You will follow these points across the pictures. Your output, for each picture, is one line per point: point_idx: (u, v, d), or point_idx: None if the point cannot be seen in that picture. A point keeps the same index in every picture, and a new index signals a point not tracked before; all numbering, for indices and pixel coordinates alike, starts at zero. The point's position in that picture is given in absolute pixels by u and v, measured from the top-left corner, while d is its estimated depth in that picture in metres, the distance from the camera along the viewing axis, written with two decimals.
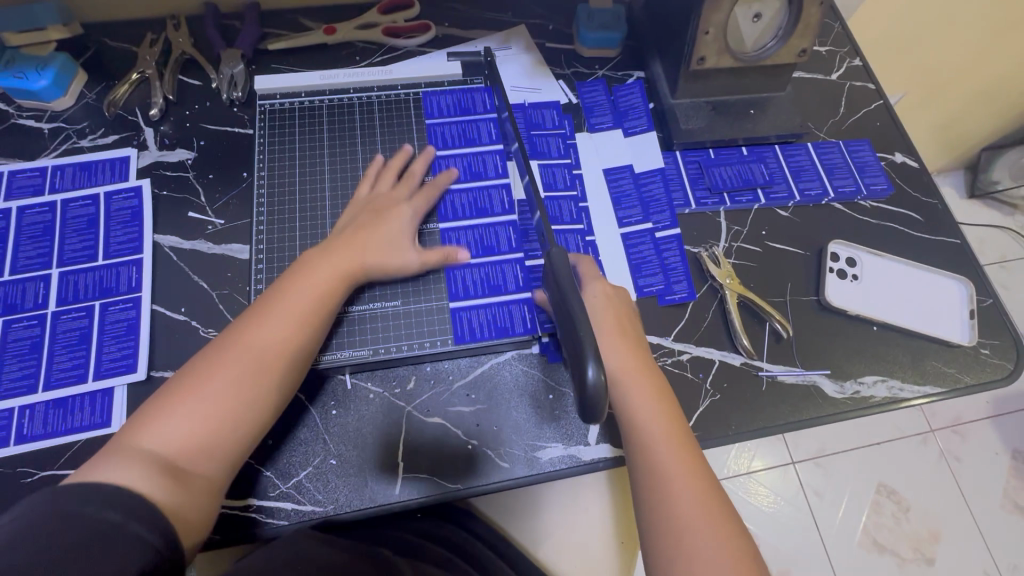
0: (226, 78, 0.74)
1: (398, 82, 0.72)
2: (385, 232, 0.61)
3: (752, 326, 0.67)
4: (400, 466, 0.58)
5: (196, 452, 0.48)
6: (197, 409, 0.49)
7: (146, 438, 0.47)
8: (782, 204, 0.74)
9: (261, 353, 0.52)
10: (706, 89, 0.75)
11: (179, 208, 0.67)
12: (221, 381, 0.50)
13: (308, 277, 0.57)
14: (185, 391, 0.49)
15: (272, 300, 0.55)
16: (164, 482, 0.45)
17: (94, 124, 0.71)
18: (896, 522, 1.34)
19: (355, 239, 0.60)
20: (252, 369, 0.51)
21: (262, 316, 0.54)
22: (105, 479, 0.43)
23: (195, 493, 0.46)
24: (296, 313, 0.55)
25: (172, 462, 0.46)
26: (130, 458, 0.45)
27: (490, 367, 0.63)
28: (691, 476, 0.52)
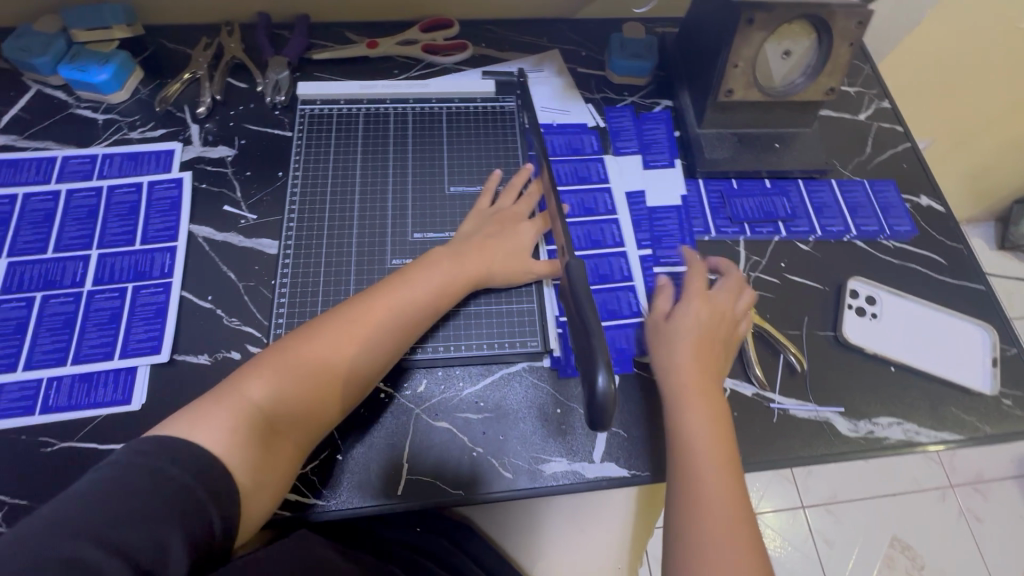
0: (271, 82, 0.78)
1: (433, 96, 0.74)
2: (494, 258, 0.63)
3: (766, 356, 0.66)
4: (405, 467, 0.59)
5: (282, 426, 0.50)
6: (296, 388, 0.51)
7: (241, 394, 0.49)
8: (803, 238, 0.74)
9: (362, 353, 0.54)
10: (732, 121, 0.76)
11: (215, 201, 0.70)
12: (317, 368, 0.52)
13: (415, 286, 0.58)
14: (289, 363, 0.52)
15: (378, 298, 0.57)
16: (249, 450, 0.46)
17: (145, 118, 0.75)
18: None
19: (486, 248, 0.63)
20: (349, 363, 0.53)
21: (358, 317, 0.55)
22: (199, 427, 0.45)
23: (268, 470, 0.48)
24: (402, 321, 0.56)
25: (263, 429, 0.48)
26: (229, 411, 0.47)
27: (501, 377, 0.63)
28: (727, 491, 0.52)
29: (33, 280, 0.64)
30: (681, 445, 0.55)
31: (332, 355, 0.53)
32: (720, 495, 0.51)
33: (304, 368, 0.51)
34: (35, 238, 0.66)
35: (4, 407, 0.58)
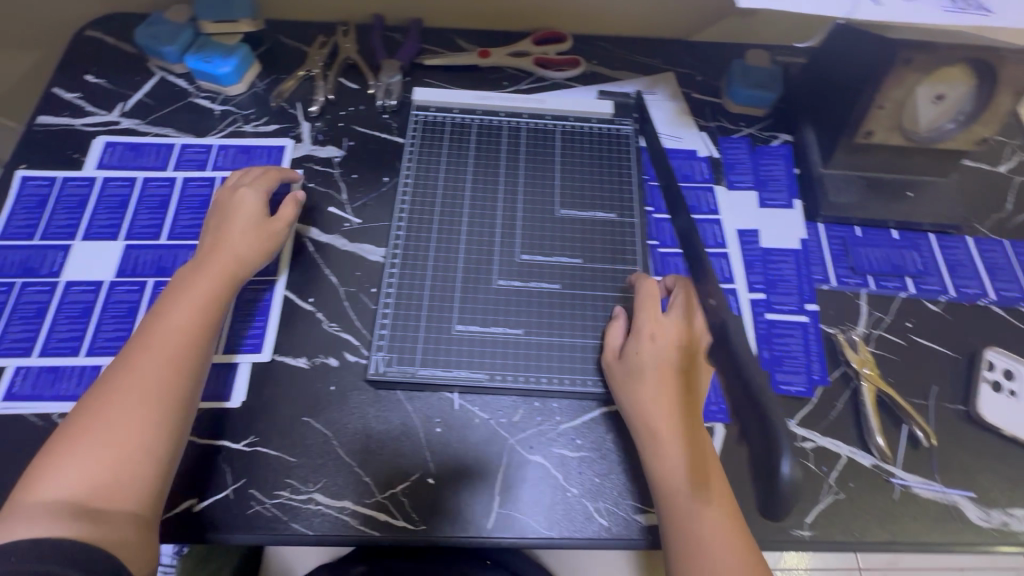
0: (383, 85, 0.77)
1: (548, 112, 0.72)
2: (238, 246, 0.61)
3: (887, 425, 0.61)
4: (495, 500, 0.56)
5: (107, 490, 0.47)
6: (96, 450, 0.48)
7: (33, 502, 0.46)
8: (933, 297, 0.68)
9: (123, 380, 0.52)
10: (862, 163, 0.71)
11: (322, 201, 0.70)
12: (106, 407, 0.50)
13: (175, 302, 0.56)
14: (79, 421, 0.50)
15: (139, 341, 0.54)
16: (74, 526, 0.45)
17: (259, 112, 0.76)
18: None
19: (218, 253, 0.60)
20: (126, 396, 0.51)
21: (131, 357, 0.53)
22: (35, 527, 0.44)
23: (124, 528, 0.47)
24: (152, 337, 0.54)
25: (81, 502, 0.46)
26: (31, 511, 0.45)
27: (603, 415, 0.59)
28: (726, 525, 0.50)
29: (145, 265, 0.64)
30: (667, 488, 0.52)
31: (96, 427, 0.50)
32: (716, 530, 0.49)
33: (91, 432, 0.49)
34: (149, 224, 0.67)
35: None
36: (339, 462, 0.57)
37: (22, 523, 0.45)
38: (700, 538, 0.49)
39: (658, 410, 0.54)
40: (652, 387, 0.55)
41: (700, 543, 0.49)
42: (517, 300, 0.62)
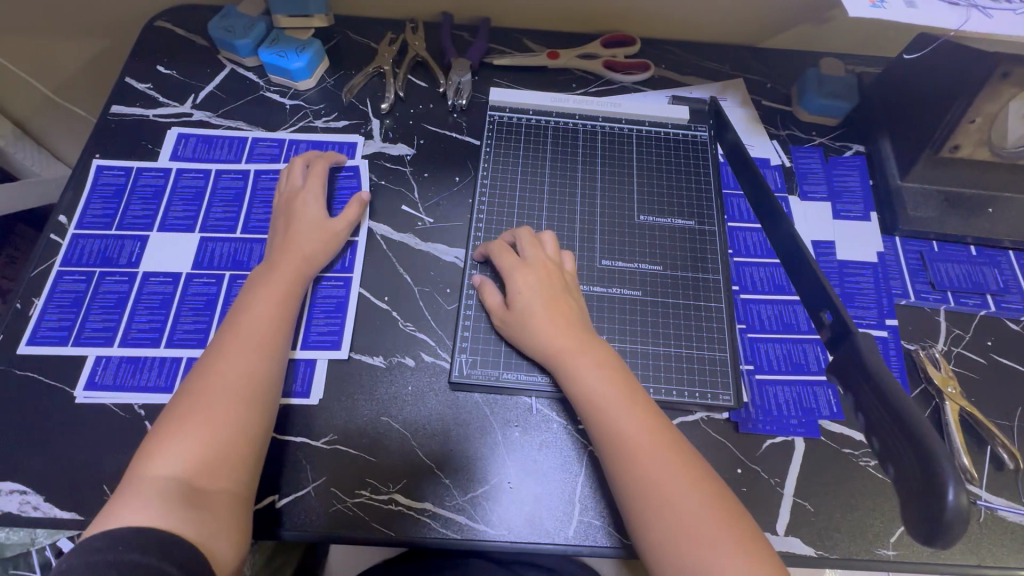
0: (453, 84, 0.76)
1: (623, 116, 0.71)
2: (304, 245, 0.61)
3: (971, 446, 0.60)
4: (575, 508, 0.55)
5: (207, 474, 0.47)
6: (196, 436, 0.48)
7: (140, 480, 0.46)
8: (1014, 316, 0.67)
9: (219, 371, 0.52)
10: (942, 178, 0.70)
11: (394, 199, 0.70)
12: (202, 398, 0.50)
13: (261, 293, 0.57)
14: (178, 406, 0.50)
15: (229, 329, 0.55)
16: (178, 513, 0.45)
17: (329, 108, 0.76)
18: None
19: (290, 250, 0.60)
20: (220, 387, 0.51)
21: (223, 341, 0.54)
22: (139, 514, 0.44)
23: (222, 517, 0.46)
24: (245, 328, 0.54)
25: (185, 487, 0.46)
26: (142, 491, 0.45)
27: (683, 425, 0.59)
28: (684, 475, 0.48)
29: (221, 258, 0.64)
30: (607, 435, 0.50)
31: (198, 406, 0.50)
32: (675, 480, 0.48)
33: (191, 413, 0.49)
34: (223, 216, 0.67)
35: None
36: (418, 463, 0.56)
37: (130, 506, 0.44)
38: (638, 483, 0.48)
39: (550, 337, 0.55)
40: (569, 331, 0.55)
41: (654, 490, 0.47)
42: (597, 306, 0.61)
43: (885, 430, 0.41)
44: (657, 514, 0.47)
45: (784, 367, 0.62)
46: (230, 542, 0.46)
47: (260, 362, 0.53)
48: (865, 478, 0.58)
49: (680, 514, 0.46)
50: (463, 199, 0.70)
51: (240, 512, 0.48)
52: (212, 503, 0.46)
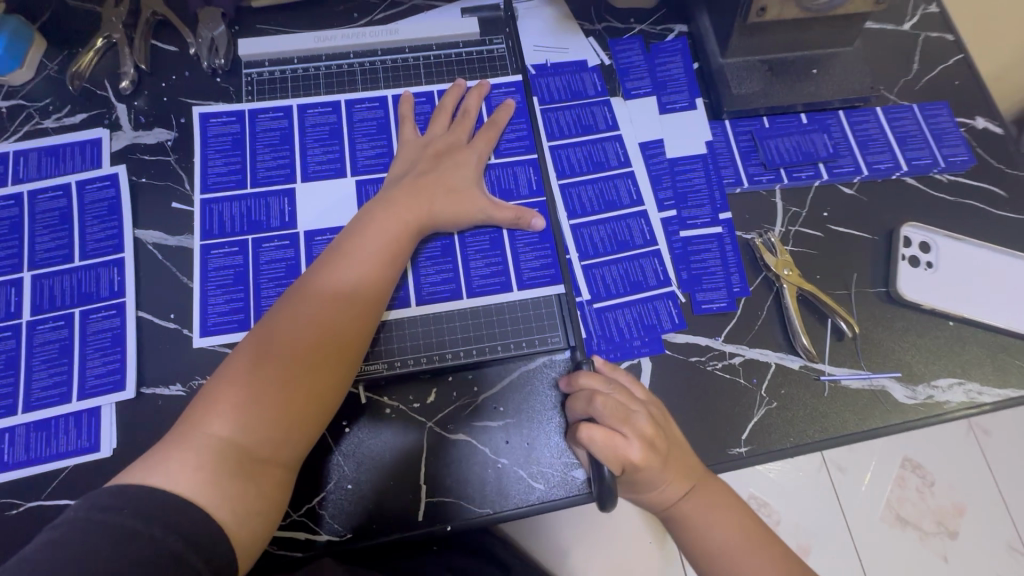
0: (205, 43, 0.63)
1: (405, 44, 0.65)
2: (448, 178, 0.57)
3: (812, 324, 0.59)
4: (423, 492, 0.52)
5: (266, 440, 0.42)
6: (258, 396, 0.43)
7: (242, 457, 0.41)
8: (847, 180, 0.64)
9: (292, 345, 0.45)
10: (761, 45, 0.64)
11: (161, 197, 0.59)
12: (262, 361, 0.44)
13: (366, 240, 0.51)
14: (232, 370, 0.44)
15: (338, 265, 0.49)
16: (226, 485, 0.39)
17: (58, 102, 0.62)
18: (921, 498, 1.04)
19: (421, 189, 0.55)
20: (303, 349, 0.45)
21: (367, 234, 0.51)
22: (178, 478, 0.38)
23: (263, 493, 0.41)
24: (355, 286, 0.49)
25: (241, 453, 0.41)
26: (194, 450, 0.40)
27: (522, 376, 0.56)
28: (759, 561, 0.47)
29: None
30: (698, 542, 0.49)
31: (342, 348, 0.47)
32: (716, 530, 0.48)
33: (306, 371, 0.44)
34: None
35: None
36: None
37: (171, 468, 0.39)
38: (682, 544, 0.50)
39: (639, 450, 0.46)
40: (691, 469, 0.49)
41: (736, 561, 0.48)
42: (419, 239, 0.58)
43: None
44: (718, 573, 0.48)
45: (621, 290, 0.59)
46: (259, 521, 0.41)
47: (363, 324, 0.48)
48: (715, 382, 0.57)
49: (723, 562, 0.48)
50: (239, 170, 0.59)
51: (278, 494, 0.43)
52: (265, 477, 0.42)
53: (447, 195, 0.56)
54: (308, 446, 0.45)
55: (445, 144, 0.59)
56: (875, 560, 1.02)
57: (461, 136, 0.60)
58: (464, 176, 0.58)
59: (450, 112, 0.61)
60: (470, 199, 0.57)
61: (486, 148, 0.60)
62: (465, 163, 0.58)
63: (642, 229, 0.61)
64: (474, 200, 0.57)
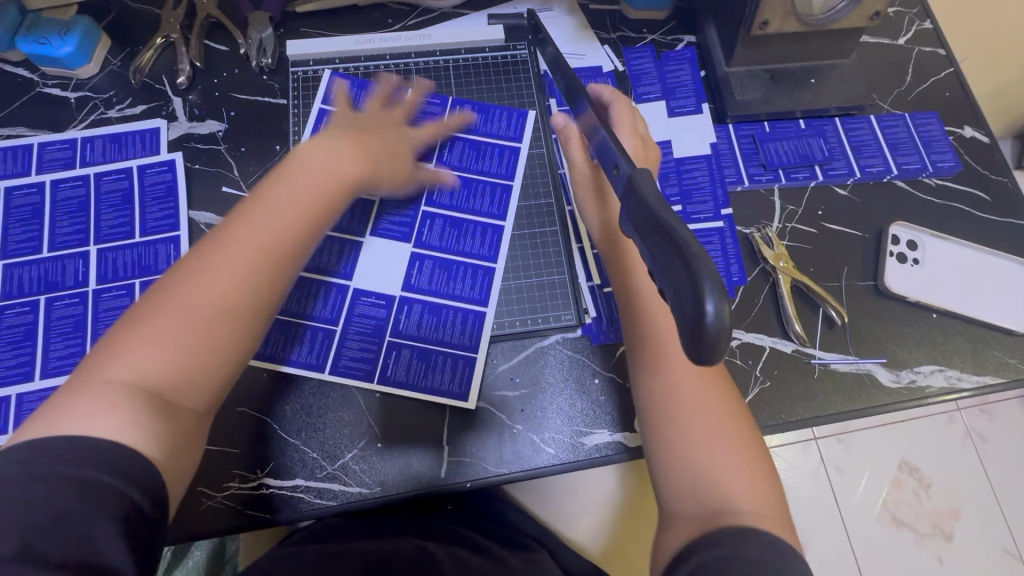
0: (254, 43, 0.69)
1: (437, 47, 0.71)
2: (387, 146, 0.59)
3: (805, 312, 0.64)
4: (444, 452, 0.58)
5: (175, 380, 0.43)
6: (171, 335, 0.43)
7: (151, 398, 0.41)
8: (841, 182, 0.70)
9: (201, 284, 0.45)
10: (763, 56, 0.69)
11: (213, 182, 0.65)
12: (166, 305, 0.44)
13: (287, 185, 0.51)
14: (140, 314, 0.44)
15: (253, 209, 0.49)
16: (140, 426, 0.40)
17: (121, 93, 0.68)
18: (917, 499, 1.08)
19: (365, 150, 0.57)
20: (213, 289, 0.45)
21: (283, 181, 0.51)
22: (87, 420, 0.38)
23: (178, 430, 0.42)
24: (271, 230, 0.48)
25: (150, 394, 0.41)
26: (98, 393, 0.40)
27: (537, 352, 0.61)
28: (712, 409, 0.48)
29: (33, 283, 0.60)
30: (649, 367, 0.51)
31: (259, 287, 0.47)
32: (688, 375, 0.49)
33: (214, 310, 0.44)
34: (41, 232, 0.62)
35: (26, 420, 0.56)
36: (278, 440, 0.57)
37: (79, 411, 0.39)
38: (663, 379, 0.50)
39: None
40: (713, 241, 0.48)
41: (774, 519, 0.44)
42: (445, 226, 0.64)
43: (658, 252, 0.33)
44: (659, 401, 0.49)
45: None
46: (182, 456, 0.42)
47: (280, 267, 0.48)
48: None
49: (677, 399, 0.48)
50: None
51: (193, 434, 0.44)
52: (180, 417, 0.43)
53: (377, 160, 0.58)
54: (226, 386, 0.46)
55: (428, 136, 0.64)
56: (868, 553, 1.06)
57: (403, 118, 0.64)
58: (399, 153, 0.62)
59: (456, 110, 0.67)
60: None
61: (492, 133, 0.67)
62: (404, 141, 0.63)
63: None
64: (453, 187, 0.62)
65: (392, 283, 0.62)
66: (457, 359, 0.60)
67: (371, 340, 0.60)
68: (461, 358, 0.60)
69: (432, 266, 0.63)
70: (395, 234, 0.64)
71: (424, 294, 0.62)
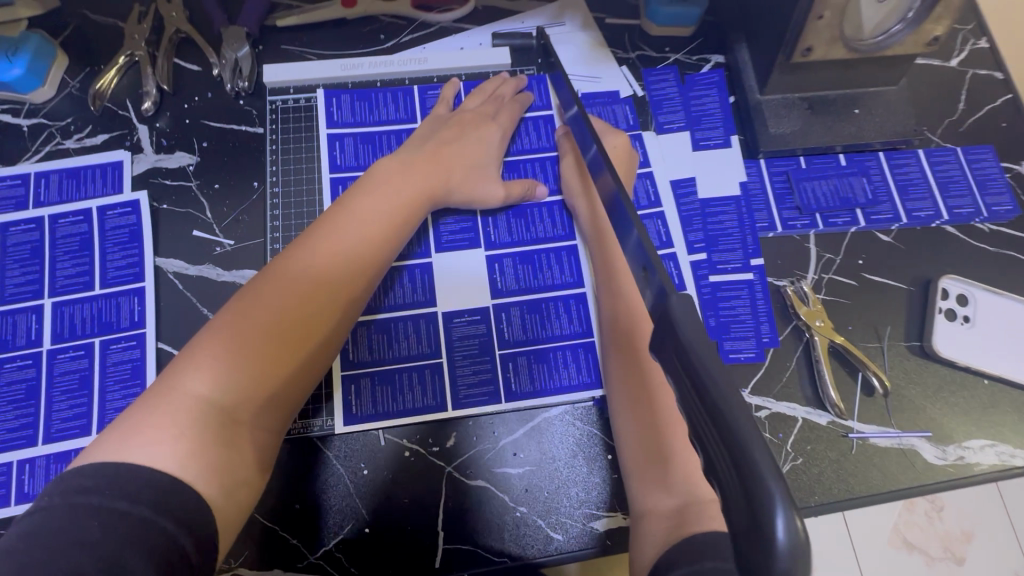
0: (229, 64, 0.62)
1: (433, 73, 0.64)
2: (451, 155, 0.58)
3: (843, 379, 0.57)
4: (441, 538, 0.52)
5: (246, 401, 0.41)
6: (246, 351, 0.42)
7: (221, 416, 0.39)
8: (885, 228, 0.62)
9: (285, 296, 0.44)
10: (803, 83, 0.62)
11: (182, 224, 0.58)
12: (250, 316, 0.43)
13: (375, 204, 0.52)
14: (220, 322, 0.43)
15: (336, 222, 0.49)
16: (209, 454, 0.38)
17: (79, 121, 0.61)
18: (930, 521, 0.97)
19: (440, 159, 0.57)
20: (295, 303, 0.44)
21: (366, 196, 0.52)
22: (156, 448, 0.36)
23: (241, 456, 0.40)
24: (354, 246, 0.49)
25: (222, 415, 0.40)
26: (174, 410, 0.38)
27: (544, 423, 0.55)
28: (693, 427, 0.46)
29: None
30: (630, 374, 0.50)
31: (338, 301, 0.47)
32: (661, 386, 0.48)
33: (293, 324, 0.44)
34: None
35: None
36: (254, 524, 0.51)
37: (151, 435, 0.37)
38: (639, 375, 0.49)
39: None
40: None
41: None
42: (444, 278, 0.58)
43: (692, 414, 0.26)
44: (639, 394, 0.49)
45: None
46: (241, 496, 0.40)
47: (357, 282, 0.48)
48: None
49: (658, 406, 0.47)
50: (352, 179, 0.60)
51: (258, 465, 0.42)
52: (243, 442, 0.41)
53: (461, 169, 0.58)
54: (286, 411, 0.45)
55: (472, 117, 0.60)
56: None
57: (491, 111, 0.61)
58: (483, 155, 0.59)
59: (487, 95, 0.63)
60: (482, 182, 0.58)
61: (509, 126, 0.61)
62: (487, 141, 0.60)
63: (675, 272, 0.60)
64: (491, 188, 0.58)
65: (478, 292, 0.58)
66: (567, 350, 0.57)
67: (481, 359, 0.56)
68: (580, 347, 0.57)
69: (514, 264, 0.59)
70: (463, 242, 0.59)
71: (515, 296, 0.58)
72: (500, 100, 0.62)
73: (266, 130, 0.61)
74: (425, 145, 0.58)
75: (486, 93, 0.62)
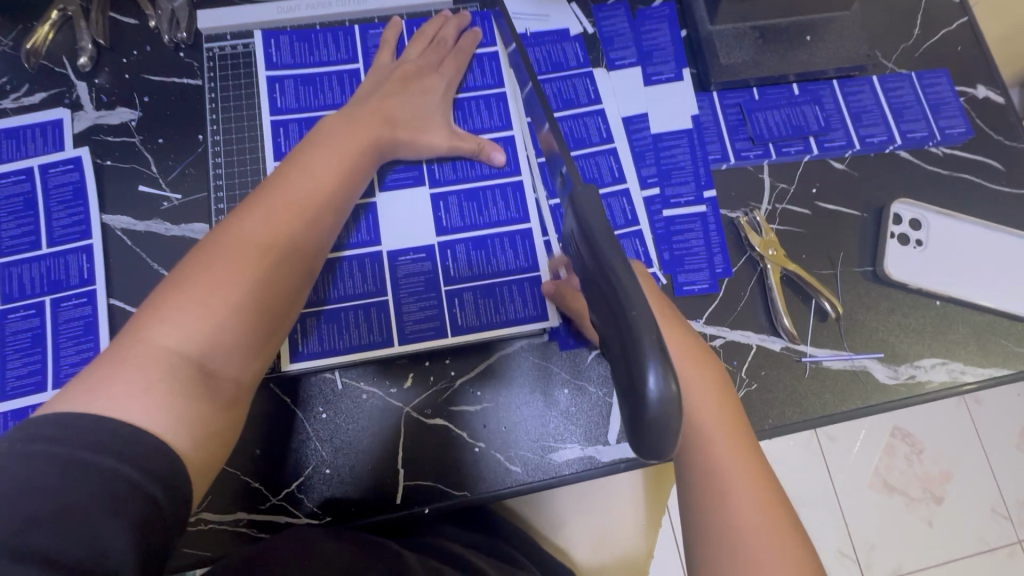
0: (166, 14, 0.61)
1: (373, 14, 0.63)
2: (395, 105, 0.56)
3: (796, 305, 0.58)
4: (400, 475, 0.53)
5: (218, 351, 0.39)
6: (211, 301, 0.39)
7: (193, 366, 0.37)
8: (838, 155, 0.62)
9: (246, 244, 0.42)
10: (751, 11, 0.61)
11: (127, 180, 0.57)
12: (211, 266, 0.40)
13: (326, 154, 0.49)
14: (180, 276, 0.40)
15: (289, 174, 0.47)
16: (181, 402, 0.36)
17: (15, 80, 0.59)
18: (909, 464, 0.99)
19: (384, 111, 0.55)
20: (258, 250, 0.42)
21: (319, 146, 0.50)
22: (123, 398, 0.34)
23: (215, 408, 0.38)
24: (312, 192, 0.47)
25: (194, 364, 0.38)
26: (142, 362, 0.36)
27: (499, 362, 0.55)
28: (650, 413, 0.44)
29: None
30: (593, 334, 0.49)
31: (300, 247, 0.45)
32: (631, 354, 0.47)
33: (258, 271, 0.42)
34: None
35: None
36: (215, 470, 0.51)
37: (119, 385, 0.35)
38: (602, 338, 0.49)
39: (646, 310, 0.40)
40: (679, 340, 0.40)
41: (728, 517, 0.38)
42: (395, 222, 0.58)
43: (604, 310, 0.32)
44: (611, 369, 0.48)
45: None
46: (213, 449, 0.37)
47: (317, 229, 0.46)
48: None
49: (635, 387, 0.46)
50: (291, 123, 0.59)
51: (234, 421, 0.40)
52: (216, 395, 0.39)
53: (405, 121, 0.56)
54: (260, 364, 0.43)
55: (415, 68, 0.59)
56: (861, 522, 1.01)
57: (432, 59, 0.60)
58: (427, 106, 0.58)
59: (429, 39, 0.61)
60: (430, 131, 0.57)
61: (453, 76, 0.60)
62: (433, 91, 0.59)
63: (624, 206, 0.59)
64: (436, 132, 0.58)
65: (424, 232, 0.58)
66: (514, 285, 0.57)
67: (427, 295, 0.56)
68: (525, 283, 0.57)
69: (458, 203, 0.59)
70: (408, 181, 0.59)
71: (460, 234, 0.58)
72: (440, 40, 0.61)
73: (206, 82, 0.60)
74: (370, 95, 0.56)
75: (427, 35, 0.61)
